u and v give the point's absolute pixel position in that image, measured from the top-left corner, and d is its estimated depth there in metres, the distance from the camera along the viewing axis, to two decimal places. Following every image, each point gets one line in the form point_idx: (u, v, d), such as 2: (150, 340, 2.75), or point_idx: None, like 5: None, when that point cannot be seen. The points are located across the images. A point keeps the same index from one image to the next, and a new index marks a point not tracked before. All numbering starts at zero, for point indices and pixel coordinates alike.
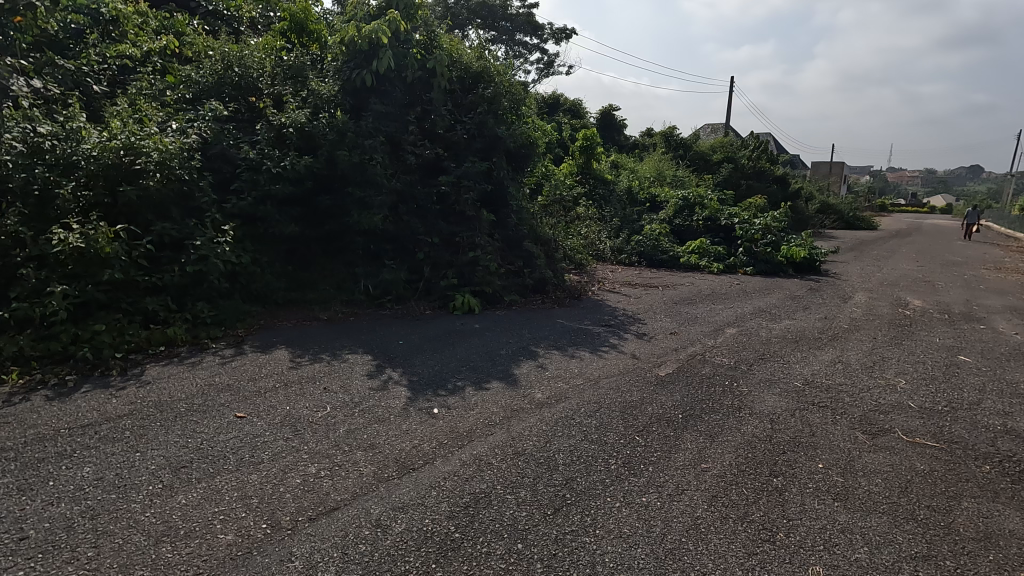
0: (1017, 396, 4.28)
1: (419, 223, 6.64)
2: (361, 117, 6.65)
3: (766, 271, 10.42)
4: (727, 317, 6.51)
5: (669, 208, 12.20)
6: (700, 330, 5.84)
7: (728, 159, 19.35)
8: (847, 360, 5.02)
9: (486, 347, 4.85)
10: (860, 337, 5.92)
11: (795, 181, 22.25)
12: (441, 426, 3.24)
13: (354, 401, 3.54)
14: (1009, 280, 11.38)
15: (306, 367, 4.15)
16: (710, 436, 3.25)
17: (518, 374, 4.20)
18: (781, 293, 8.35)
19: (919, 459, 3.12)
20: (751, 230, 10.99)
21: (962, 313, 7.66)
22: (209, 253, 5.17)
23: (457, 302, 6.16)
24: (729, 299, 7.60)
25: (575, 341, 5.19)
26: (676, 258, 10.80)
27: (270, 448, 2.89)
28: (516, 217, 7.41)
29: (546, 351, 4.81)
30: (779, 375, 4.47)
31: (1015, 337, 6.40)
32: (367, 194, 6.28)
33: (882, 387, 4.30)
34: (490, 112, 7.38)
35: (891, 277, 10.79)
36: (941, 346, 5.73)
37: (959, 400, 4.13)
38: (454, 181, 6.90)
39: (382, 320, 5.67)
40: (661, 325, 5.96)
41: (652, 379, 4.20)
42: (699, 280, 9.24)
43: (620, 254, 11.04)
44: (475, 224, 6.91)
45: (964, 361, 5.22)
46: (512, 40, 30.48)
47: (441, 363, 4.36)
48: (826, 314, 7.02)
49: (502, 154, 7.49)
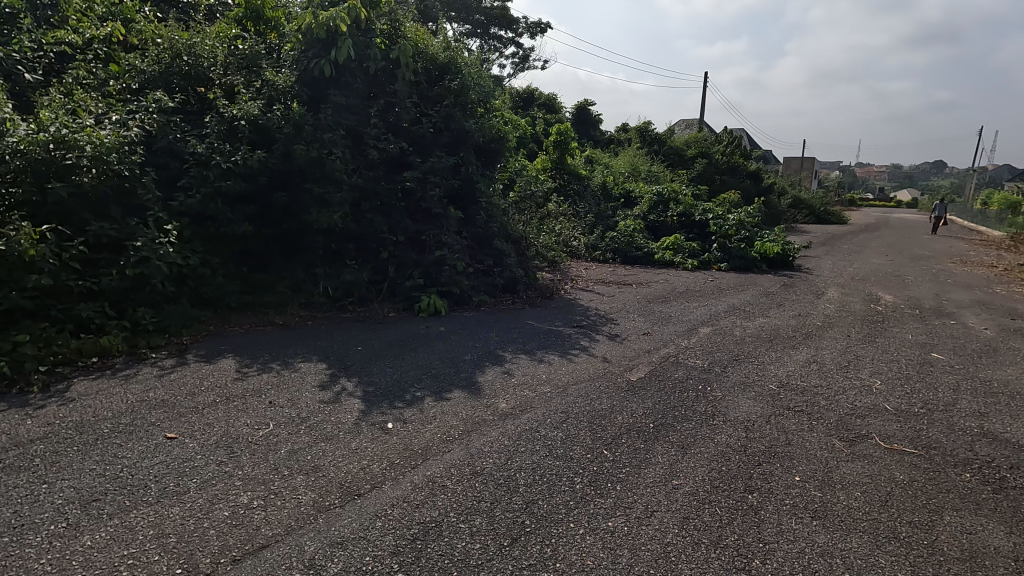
0: (991, 396, 4.21)
1: (382, 222, 6.34)
2: (320, 109, 6.32)
3: (740, 267, 10.37)
4: (701, 316, 6.38)
5: (643, 204, 12.07)
6: (674, 330, 5.68)
7: (703, 154, 19.36)
8: (822, 360, 4.90)
9: (450, 352, 4.60)
10: (834, 335, 5.83)
11: (767, 176, 22.43)
12: (394, 443, 2.99)
13: (301, 416, 3.26)
14: (975, 274, 11.55)
15: (252, 378, 3.85)
16: (682, 448, 3.07)
17: (483, 381, 3.97)
18: (755, 290, 8.27)
19: (898, 468, 2.98)
20: (726, 226, 10.92)
21: (932, 308, 7.67)
22: (151, 255, 4.81)
23: (422, 303, 5.89)
24: (703, 297, 7.47)
25: (544, 344, 4.98)
26: (651, 255, 10.68)
27: (199, 474, 2.60)
28: (485, 215, 7.15)
29: (513, 356, 4.58)
30: (753, 377, 4.32)
31: (985, 332, 6.40)
32: (326, 190, 5.95)
33: (858, 389, 4.19)
34: (458, 105, 7.10)
35: (862, 272, 10.84)
36: (915, 343, 5.67)
37: (935, 401, 4.03)
38: (420, 176, 6.62)
39: (341, 324, 5.37)
40: (634, 325, 5.78)
41: (623, 385, 4.01)
42: (673, 277, 9.12)
43: (594, 251, 10.88)
44: (442, 221, 6.64)
45: (937, 358, 5.15)
46: (487, 34, 30.11)
47: (400, 370, 4.10)
48: (801, 311, 6.94)
49: (470, 149, 7.23)
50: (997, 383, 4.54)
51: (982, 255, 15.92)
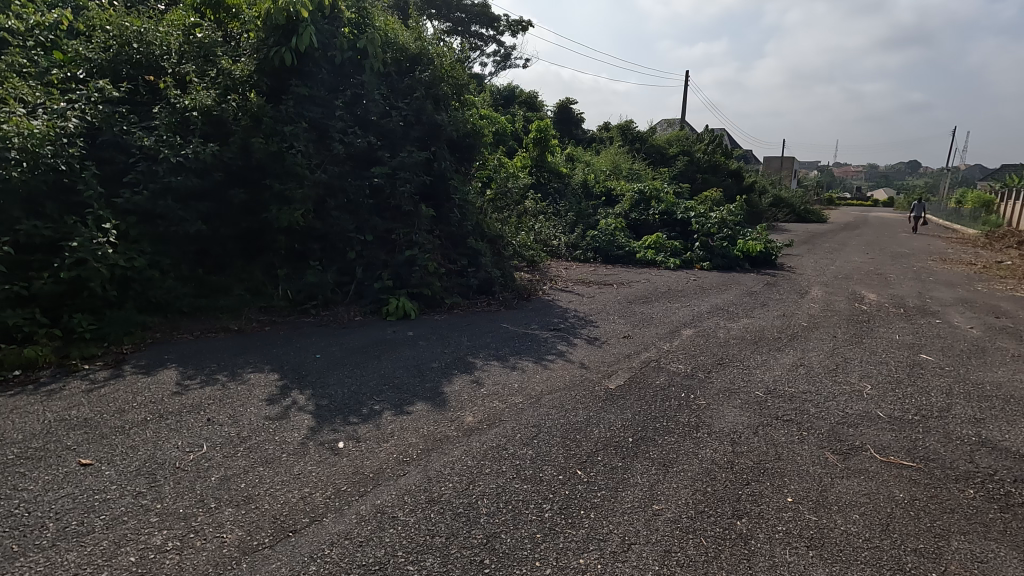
0: (985, 400, 4.02)
1: (348, 220, 5.99)
2: (281, 101, 5.95)
3: (722, 266, 10.19)
4: (684, 317, 6.14)
5: (624, 202, 11.85)
6: (655, 333, 5.42)
7: (684, 153, 19.25)
8: (809, 363, 4.67)
9: (416, 359, 4.28)
10: (820, 336, 5.62)
11: (749, 175, 22.42)
12: (343, 466, 2.66)
13: (241, 435, 2.92)
14: (955, 272, 11.53)
15: (193, 391, 3.49)
16: (663, 466, 2.79)
17: (449, 392, 3.66)
18: (738, 289, 8.08)
19: (896, 484, 2.74)
20: (707, 224, 10.75)
21: (916, 307, 7.54)
22: (88, 257, 4.40)
23: (390, 306, 5.54)
24: (686, 297, 7.24)
25: (518, 349, 4.68)
26: (632, 254, 10.45)
27: (109, 510, 2.25)
28: (459, 213, 6.84)
29: (484, 363, 4.27)
30: (738, 383, 4.08)
31: (972, 332, 6.25)
32: (287, 187, 5.59)
33: (848, 394, 3.96)
34: (429, 98, 6.77)
35: (845, 270, 10.74)
36: (902, 344, 5.49)
37: (928, 407, 3.82)
38: (389, 172, 6.27)
39: (301, 329, 5.01)
40: (614, 327, 5.51)
41: (601, 394, 3.72)
42: (655, 276, 8.90)
43: (574, 250, 10.63)
44: (413, 220, 6.31)
45: (926, 360, 4.97)
46: (468, 32, 29.75)
47: (359, 381, 3.75)
48: (785, 311, 6.74)
49: (442, 143, 6.89)
50: (989, 385, 4.36)
51: (960, 252, 16.04)
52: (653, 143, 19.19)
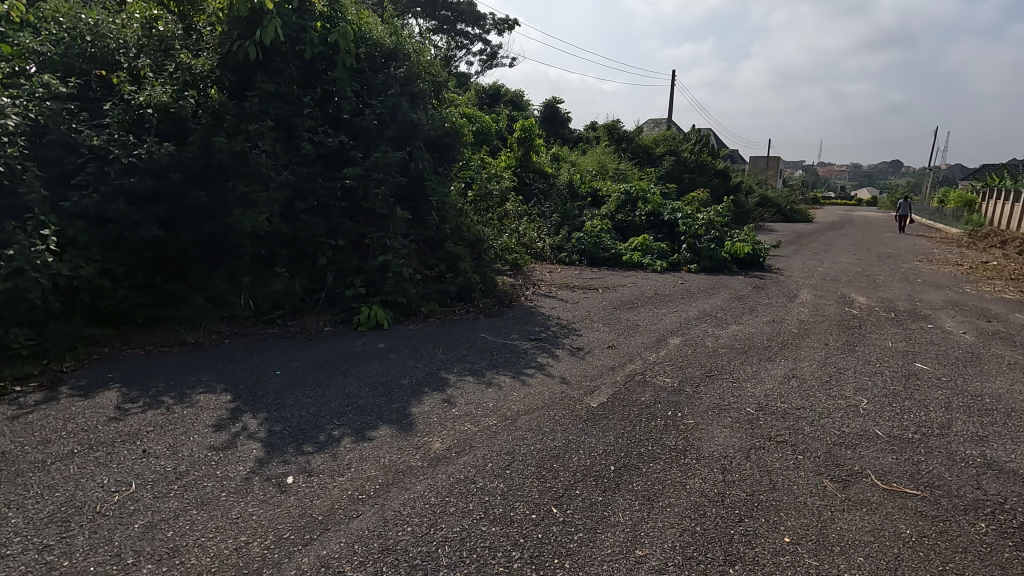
0: (985, 415, 3.82)
1: (319, 224, 5.66)
2: (245, 98, 5.61)
3: (710, 268, 9.99)
4: (670, 324, 5.90)
5: (610, 203, 11.62)
6: (641, 342, 5.17)
7: (671, 153, 19.10)
8: (802, 375, 4.45)
9: (385, 375, 3.98)
10: (811, 344, 5.42)
11: (736, 175, 22.35)
12: (289, 507, 2.37)
13: (178, 470, 2.61)
14: (942, 272, 11.46)
15: (134, 416, 3.16)
16: (648, 500, 2.53)
17: (417, 413, 3.36)
18: (726, 293, 7.87)
19: (901, 518, 2.50)
20: (695, 226, 10.56)
21: (907, 310, 7.38)
22: (27, 266, 4.04)
23: (362, 316, 5.24)
24: (673, 303, 7.01)
25: (496, 362, 4.40)
26: (618, 256, 10.22)
27: (7, 569, 1.94)
28: (437, 215, 6.53)
29: (459, 378, 3.99)
30: (728, 398, 3.84)
31: (964, 337, 6.09)
32: (251, 189, 5.25)
33: (845, 411, 3.73)
34: (405, 96, 6.46)
35: (833, 272, 10.60)
36: (895, 352, 5.29)
37: (928, 424, 3.61)
38: (362, 173, 5.96)
39: (264, 341, 4.68)
40: (598, 336, 5.25)
41: (582, 414, 3.46)
42: (641, 280, 8.67)
43: (560, 253, 10.38)
44: (387, 223, 6.00)
45: (921, 370, 4.77)
46: (454, 31, 29.46)
47: (319, 402, 3.45)
48: (774, 317, 6.55)
49: (420, 143, 6.59)
50: (989, 397, 4.16)
51: (945, 252, 16.05)
52: (640, 142, 19.00)
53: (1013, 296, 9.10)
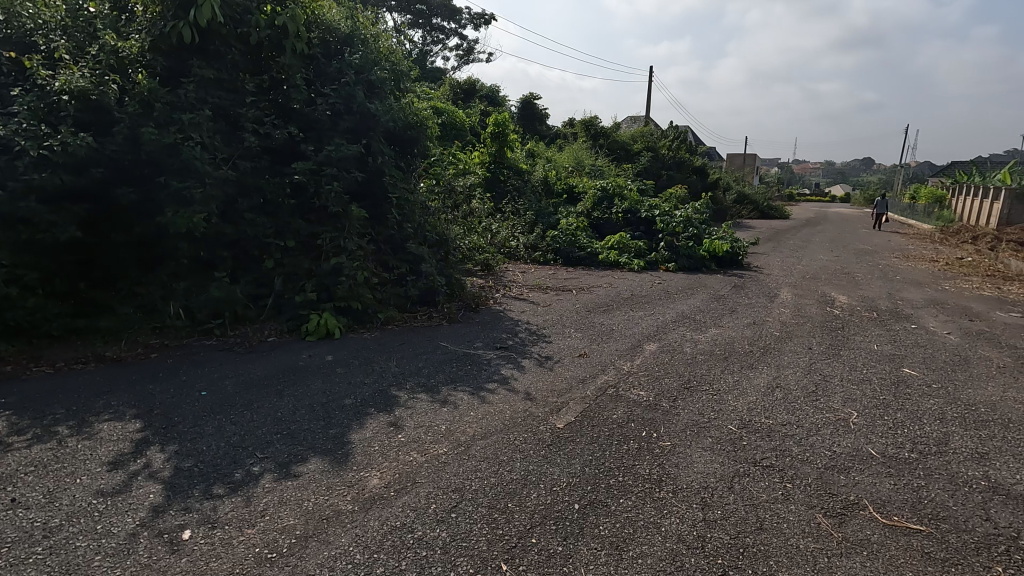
0: (983, 428, 3.53)
1: (264, 223, 5.17)
2: (181, 84, 5.08)
3: (688, 266, 9.69)
4: (647, 328, 5.55)
5: (587, 200, 11.28)
6: (614, 349, 4.80)
7: (649, 149, 18.86)
8: (786, 385, 4.12)
9: (327, 394, 3.54)
10: (794, 349, 5.10)
11: (714, 172, 22.21)
12: (176, 574, 1.92)
13: (48, 525, 2.15)
14: (919, 269, 11.36)
15: (15, 453, 2.68)
16: (616, 550, 2.15)
17: (356, 441, 2.93)
18: (705, 294, 7.57)
19: (907, 563, 2.16)
20: (672, 223, 10.26)
21: (889, 310, 7.16)
22: None
23: (310, 324, 4.77)
24: (650, 304, 6.66)
25: (454, 375, 3.98)
26: (594, 255, 9.87)
27: None
28: (398, 213, 6.08)
29: (410, 396, 3.56)
30: (707, 414, 3.49)
31: (949, 338, 5.86)
32: (185, 185, 4.74)
33: (834, 426, 3.40)
34: (362, 85, 5.98)
35: (812, 269, 10.40)
36: (881, 356, 5.01)
37: (923, 440, 3.30)
38: (313, 168, 5.48)
39: (196, 355, 4.20)
40: (569, 344, 4.87)
41: (545, 437, 3.07)
42: (617, 280, 8.33)
43: (533, 252, 10.01)
44: (342, 222, 5.53)
45: (910, 376, 4.49)
46: (429, 25, 28.88)
47: (244, 430, 3.00)
48: (755, 319, 6.24)
49: (379, 136, 6.12)
50: (984, 407, 3.88)
51: (920, 249, 16.07)
52: (617, 139, 18.70)
53: (992, 293, 8.98)
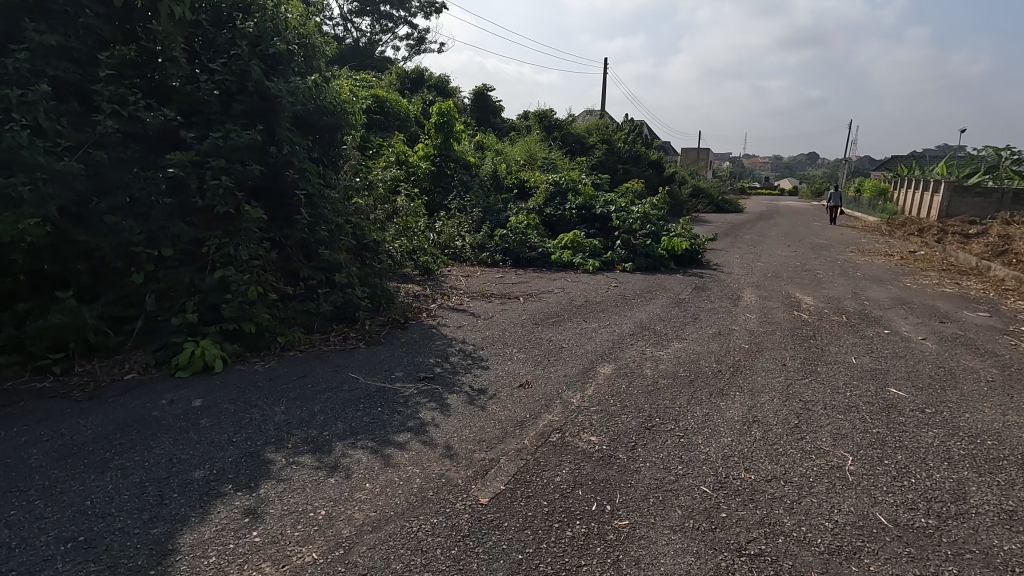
0: (999, 471, 2.93)
1: (128, 228, 4.14)
2: (13, 52, 3.97)
3: (646, 266, 9.08)
4: (602, 345, 4.82)
5: (538, 195, 10.51)
6: (563, 375, 4.03)
7: (604, 143, 18.28)
8: (764, 418, 3.44)
9: (172, 464, 2.61)
10: (766, 367, 4.46)
11: (669, 166, 21.90)
12: None
13: None
14: (875, 264, 11.13)
15: None
16: None
17: (184, 551, 2.03)
18: (665, 298, 6.92)
19: None
20: (629, 219, 9.63)
21: (858, 313, 6.68)
22: None
23: (182, 356, 3.79)
24: (605, 313, 5.94)
25: (357, 424, 3.11)
26: (547, 255, 9.13)
27: None
28: (309, 214, 5.13)
29: (288, 462, 2.67)
30: (674, 470, 2.76)
31: (927, 345, 5.37)
32: (11, 181, 3.67)
33: (829, 482, 2.72)
34: (260, 60, 4.98)
35: (773, 267, 9.98)
36: (862, 372, 4.43)
37: (936, 494, 2.66)
38: (196, 160, 4.46)
39: (15, 406, 3.19)
40: (509, 369, 4.07)
41: (462, 523, 2.27)
42: (571, 283, 7.61)
43: (481, 253, 9.21)
44: (233, 224, 4.54)
45: (900, 399, 3.89)
46: (377, 12, 27.52)
47: (20, 538, 2.06)
48: (721, 328, 5.60)
49: (283, 121, 5.13)
50: (990, 440, 3.30)
51: (872, 242, 16.07)
52: (572, 131, 18.00)
53: (952, 289, 8.73)
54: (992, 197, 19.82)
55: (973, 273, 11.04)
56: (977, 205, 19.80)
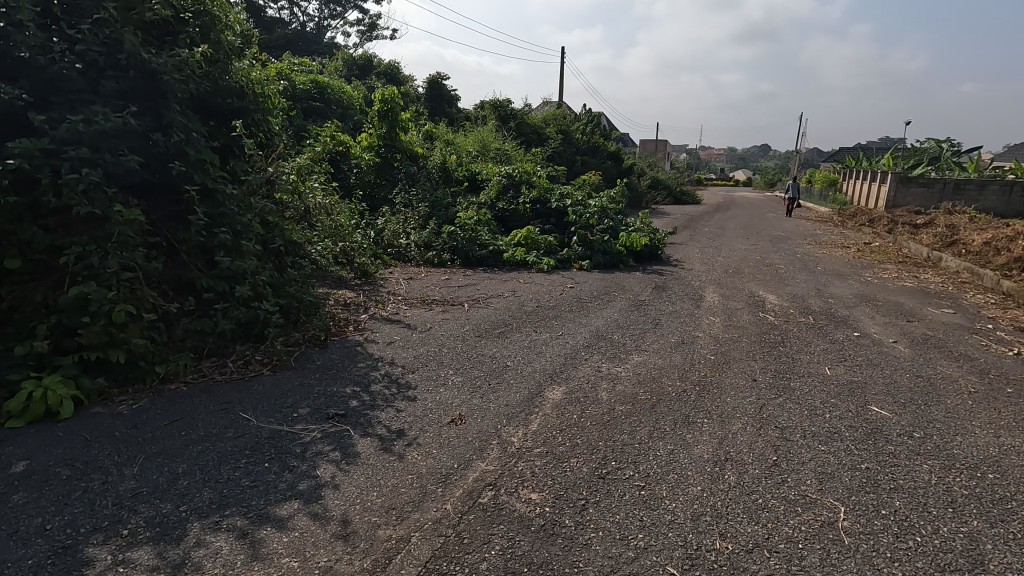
0: (1014, 520, 2.45)
1: None
2: None
3: (604, 264, 8.55)
4: (552, 361, 4.22)
5: (490, 188, 9.83)
6: (504, 404, 3.41)
7: (561, 133, 17.71)
8: (738, 455, 2.92)
9: None
10: (735, 384, 3.95)
11: (628, 158, 21.58)
12: None
13: None
14: (834, 257, 10.95)
15: None
16: None
17: None
18: (623, 300, 6.39)
19: None
20: (586, 214, 9.08)
21: (824, 313, 6.32)
22: None
23: (18, 398, 2.97)
24: (558, 320, 5.34)
25: (231, 491, 2.40)
26: (499, 254, 8.49)
27: None
28: (206, 214, 4.31)
29: (114, 563, 1.95)
30: (633, 544, 2.17)
31: (899, 349, 5.01)
32: None
33: (822, 549, 2.19)
34: (137, 28, 4.11)
35: (734, 262, 9.64)
36: (839, 386, 3.98)
37: (950, 561, 2.16)
38: (50, 149, 3.60)
39: None
40: (440, 400, 3.42)
41: None
42: (523, 285, 7.00)
43: (427, 252, 8.50)
44: (102, 228, 3.71)
45: (885, 421, 3.43)
46: None
47: None
48: (683, 334, 5.10)
49: (172, 103, 4.28)
50: (992, 474, 2.84)
51: (827, 233, 16.12)
52: (529, 121, 17.35)
53: (912, 283, 8.52)
54: (935, 187, 20.32)
55: (926, 264, 11.03)
56: (922, 195, 20.27)
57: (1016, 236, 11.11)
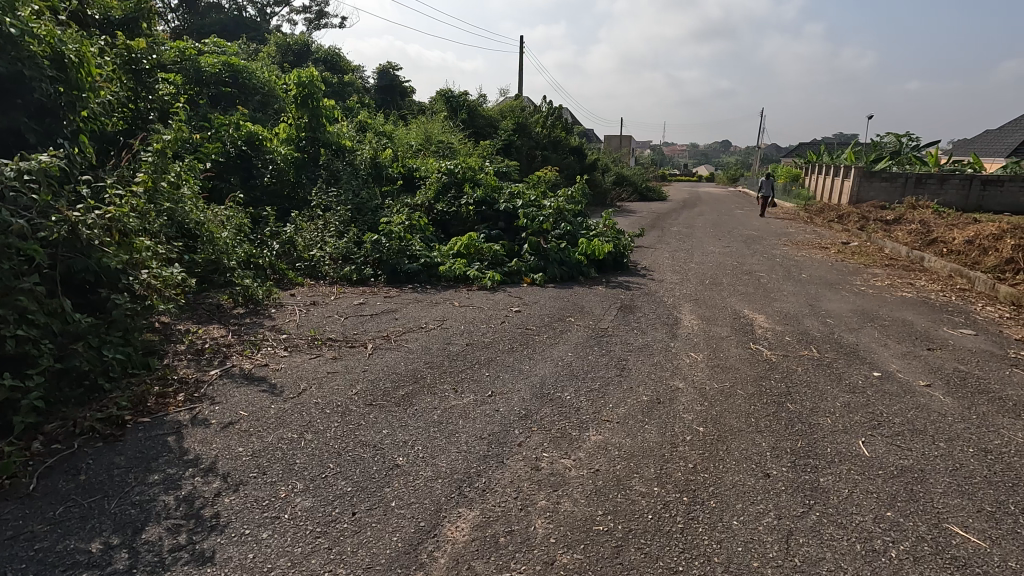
0: None
1: None
2: None
3: (560, 276, 7.21)
4: (466, 451, 2.80)
5: (427, 188, 8.33)
6: (364, 569, 1.98)
7: (517, 126, 16.31)
8: None
9: None
10: (742, 487, 2.60)
11: (591, 152, 20.37)
12: None
13: None
14: (816, 261, 9.89)
15: None
16: None
17: None
18: (580, 330, 5.02)
19: None
20: (539, 216, 7.72)
21: (825, 339, 5.12)
22: None
23: None
24: (489, 369, 3.93)
25: None
26: (434, 267, 7.04)
27: None
28: None
29: None
30: None
31: (937, 400, 3.78)
32: None
33: None
34: None
35: (709, 269, 8.44)
36: (890, 482, 2.69)
37: None
38: None
39: None
40: (251, 568, 1.96)
41: None
42: (455, 309, 5.57)
43: (346, 265, 6.96)
44: None
45: (985, 565, 2.14)
46: None
47: None
48: (658, 386, 3.76)
49: None
50: None
51: (800, 232, 15.22)
52: (483, 112, 15.89)
53: (910, 293, 7.44)
54: (897, 182, 19.63)
55: (911, 266, 10.12)
56: (888, 190, 19.70)
57: (1001, 235, 10.09)
